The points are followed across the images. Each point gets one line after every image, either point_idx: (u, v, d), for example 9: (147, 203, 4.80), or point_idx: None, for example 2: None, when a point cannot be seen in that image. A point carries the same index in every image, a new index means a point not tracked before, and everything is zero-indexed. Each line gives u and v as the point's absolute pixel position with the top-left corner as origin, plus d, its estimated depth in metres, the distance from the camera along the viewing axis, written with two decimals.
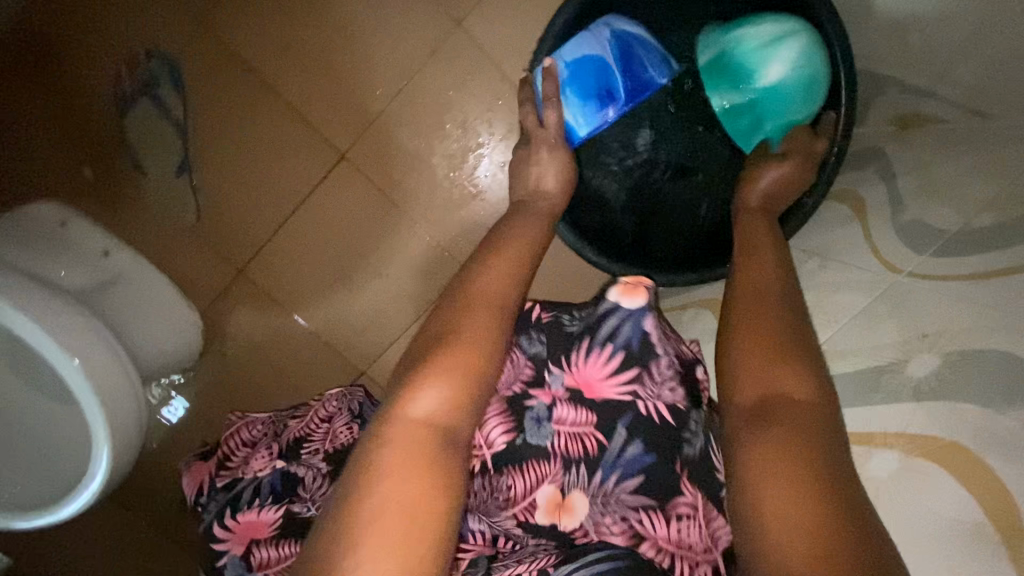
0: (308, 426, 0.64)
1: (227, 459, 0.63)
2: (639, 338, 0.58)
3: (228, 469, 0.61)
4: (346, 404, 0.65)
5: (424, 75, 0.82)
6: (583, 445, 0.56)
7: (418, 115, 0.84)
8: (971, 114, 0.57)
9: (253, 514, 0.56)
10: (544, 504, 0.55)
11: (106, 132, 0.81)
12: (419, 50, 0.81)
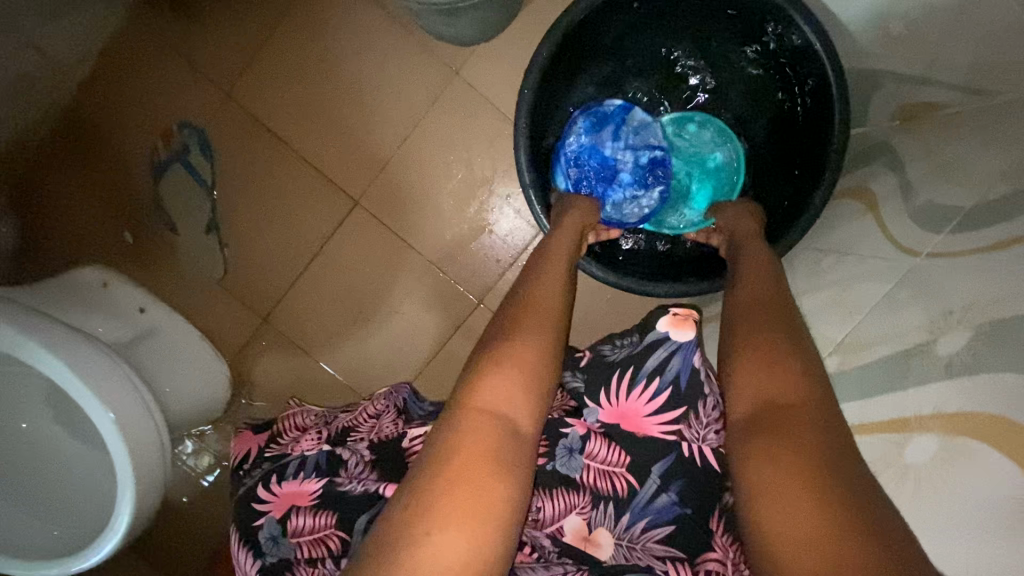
0: (356, 420, 0.65)
1: (278, 437, 0.65)
2: (686, 374, 0.54)
3: (281, 447, 0.64)
4: (393, 402, 0.67)
5: (428, 130, 0.87)
6: (614, 483, 0.53)
7: (426, 167, 0.88)
8: (972, 93, 0.55)
9: (297, 486, 0.58)
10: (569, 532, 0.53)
11: (146, 201, 0.89)
12: (422, 101, 0.87)
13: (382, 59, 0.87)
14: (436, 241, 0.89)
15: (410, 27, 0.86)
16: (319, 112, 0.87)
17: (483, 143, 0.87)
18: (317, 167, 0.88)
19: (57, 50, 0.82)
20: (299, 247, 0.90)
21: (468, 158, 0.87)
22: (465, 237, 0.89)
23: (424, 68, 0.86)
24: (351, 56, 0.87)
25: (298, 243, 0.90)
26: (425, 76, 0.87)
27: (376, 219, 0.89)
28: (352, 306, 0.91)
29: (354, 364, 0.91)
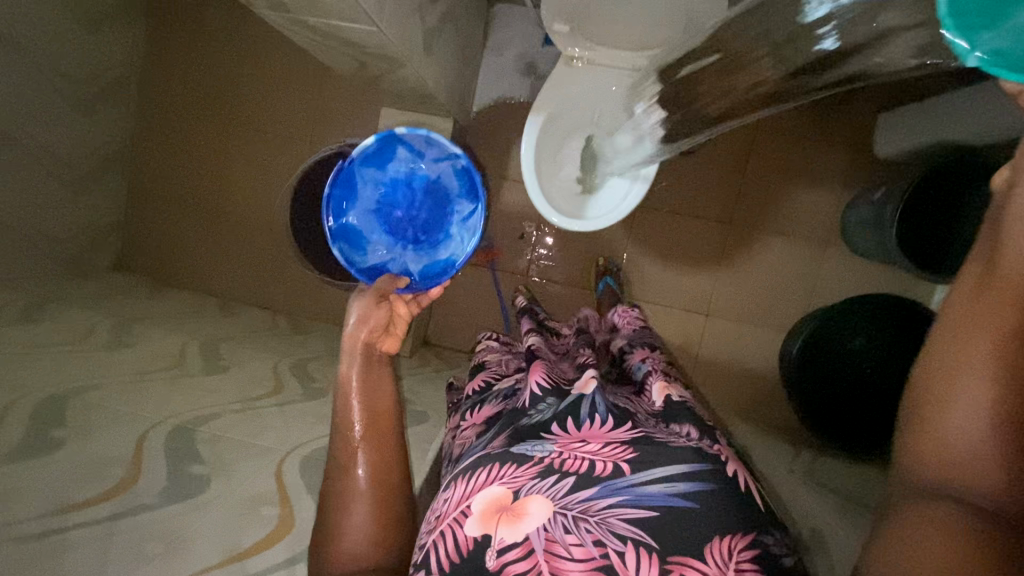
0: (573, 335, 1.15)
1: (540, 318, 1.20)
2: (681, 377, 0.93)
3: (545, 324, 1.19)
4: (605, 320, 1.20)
5: (777, 241, 1.47)
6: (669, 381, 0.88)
7: (758, 258, 1.48)
8: None
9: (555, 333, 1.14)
10: (656, 389, 0.82)
11: None
12: (811, 226, 1.45)
13: (803, 194, 1.45)
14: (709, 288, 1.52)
15: (831, 204, 1.44)
16: (766, 174, 1.45)
17: (803, 262, 1.46)
18: (738, 190, 1.47)
19: None
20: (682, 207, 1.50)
21: (767, 282, 1.49)
22: (737, 285, 1.50)
23: (808, 220, 1.45)
24: (804, 178, 1.44)
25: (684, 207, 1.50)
26: (821, 217, 1.44)
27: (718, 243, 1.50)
28: (660, 254, 1.52)
29: (639, 262, 1.52)
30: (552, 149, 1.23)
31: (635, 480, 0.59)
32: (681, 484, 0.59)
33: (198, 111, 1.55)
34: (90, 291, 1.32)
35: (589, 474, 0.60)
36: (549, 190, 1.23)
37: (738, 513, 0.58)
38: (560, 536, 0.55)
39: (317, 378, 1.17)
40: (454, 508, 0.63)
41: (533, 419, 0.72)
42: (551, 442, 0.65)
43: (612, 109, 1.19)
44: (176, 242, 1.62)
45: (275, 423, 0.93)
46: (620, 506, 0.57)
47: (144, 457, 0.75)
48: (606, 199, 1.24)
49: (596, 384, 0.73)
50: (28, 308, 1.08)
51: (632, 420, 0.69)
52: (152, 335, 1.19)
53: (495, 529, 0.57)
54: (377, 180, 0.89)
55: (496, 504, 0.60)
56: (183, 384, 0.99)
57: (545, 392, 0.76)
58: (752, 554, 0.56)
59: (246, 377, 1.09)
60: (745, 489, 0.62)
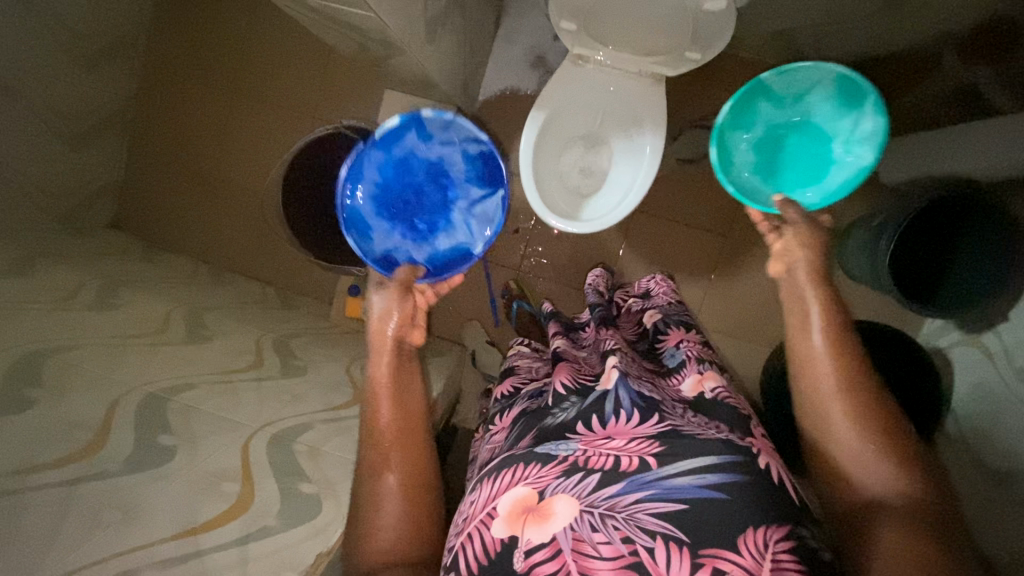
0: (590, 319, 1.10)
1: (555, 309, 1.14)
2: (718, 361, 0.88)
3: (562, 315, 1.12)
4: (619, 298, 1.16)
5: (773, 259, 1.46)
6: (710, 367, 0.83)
7: (752, 273, 1.48)
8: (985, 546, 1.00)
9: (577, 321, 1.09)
10: (688, 383, 0.77)
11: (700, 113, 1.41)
12: None
13: None
14: (700, 299, 1.51)
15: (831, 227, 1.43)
16: None
17: None
18: (738, 203, 1.45)
19: (769, 57, 1.36)
20: (681, 215, 1.48)
21: (758, 298, 1.48)
22: (729, 297, 1.49)
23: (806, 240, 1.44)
24: None
25: (682, 215, 1.48)
26: None
27: (714, 255, 1.49)
28: (656, 262, 1.51)
29: (633, 267, 1.52)
30: (553, 147, 1.22)
31: (661, 474, 0.58)
32: (711, 475, 0.57)
33: (205, 77, 1.54)
34: (83, 250, 1.32)
35: (615, 470, 0.59)
36: (548, 189, 1.21)
37: (771, 502, 0.56)
38: (588, 534, 0.55)
39: (299, 355, 1.19)
40: (481, 510, 0.63)
41: (558, 418, 0.70)
42: (575, 439, 0.64)
43: (617, 110, 1.19)
44: (172, 207, 1.63)
45: (251, 399, 0.94)
46: (648, 501, 0.56)
47: (113, 425, 0.75)
48: (599, 200, 1.23)
49: (620, 375, 0.69)
50: (18, 262, 1.08)
51: (659, 413, 0.66)
52: (139, 299, 1.20)
53: (522, 531, 0.57)
54: (386, 161, 1.01)
55: (522, 505, 0.59)
56: (163, 352, 1.00)
57: (568, 392, 0.73)
58: (789, 546, 0.53)
59: (227, 350, 1.10)
60: (778, 482, 0.59)
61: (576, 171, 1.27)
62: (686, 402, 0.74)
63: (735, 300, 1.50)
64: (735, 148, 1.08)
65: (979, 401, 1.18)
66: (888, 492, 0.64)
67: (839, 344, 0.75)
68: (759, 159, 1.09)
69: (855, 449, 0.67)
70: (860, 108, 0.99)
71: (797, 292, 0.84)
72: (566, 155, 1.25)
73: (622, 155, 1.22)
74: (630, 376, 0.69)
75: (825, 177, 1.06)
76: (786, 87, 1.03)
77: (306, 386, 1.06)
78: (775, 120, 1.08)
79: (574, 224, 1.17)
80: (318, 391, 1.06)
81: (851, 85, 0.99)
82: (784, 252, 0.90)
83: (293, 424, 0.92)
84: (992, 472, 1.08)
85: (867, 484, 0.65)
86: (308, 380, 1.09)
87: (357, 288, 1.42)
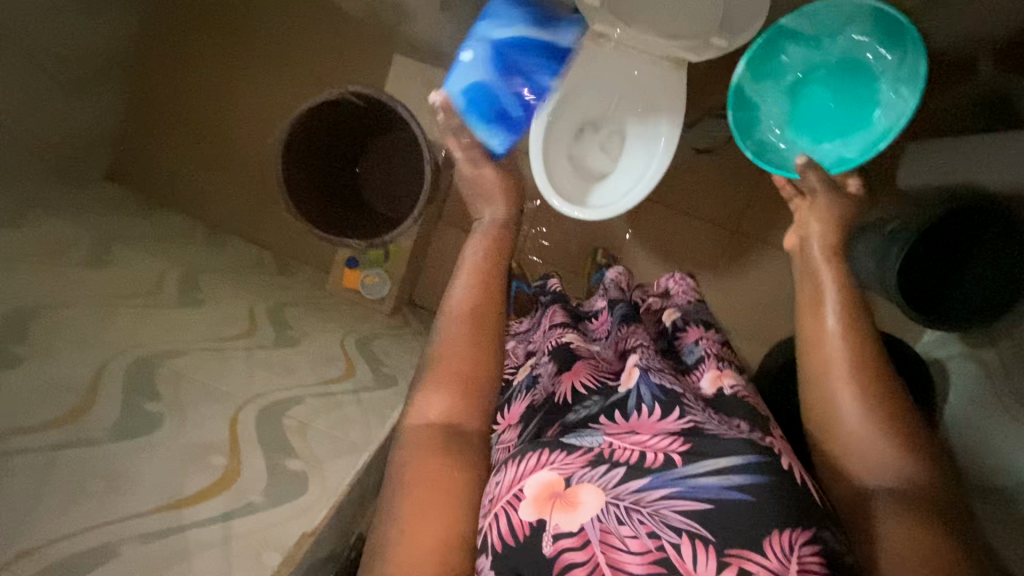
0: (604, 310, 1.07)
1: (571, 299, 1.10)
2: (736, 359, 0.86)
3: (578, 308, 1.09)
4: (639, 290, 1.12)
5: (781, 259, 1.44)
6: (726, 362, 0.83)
7: (759, 271, 1.45)
8: None
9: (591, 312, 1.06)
10: (707, 379, 0.76)
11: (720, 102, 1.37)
12: None
13: None
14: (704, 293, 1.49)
15: None
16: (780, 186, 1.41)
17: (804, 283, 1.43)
18: (750, 198, 1.42)
19: None
20: (691, 207, 1.45)
21: (764, 294, 1.46)
22: (730, 293, 1.48)
23: None
24: None
25: (692, 207, 1.45)
26: None
27: (721, 250, 1.46)
28: (662, 251, 1.48)
29: (637, 256, 1.49)
30: (568, 123, 1.17)
31: (685, 472, 0.56)
32: (735, 476, 0.54)
33: (210, 31, 1.48)
34: (78, 202, 1.29)
35: (639, 464, 0.58)
36: (557, 169, 1.18)
37: (801, 503, 0.54)
38: (614, 527, 0.54)
39: (294, 325, 1.17)
40: (507, 492, 0.61)
41: (579, 414, 0.70)
42: (600, 432, 0.64)
43: (636, 91, 1.13)
44: (171, 164, 1.59)
45: (242, 369, 0.92)
46: (673, 497, 0.54)
47: (102, 388, 0.75)
48: (609, 188, 1.19)
49: (640, 374, 0.70)
50: (10, 210, 1.05)
51: (680, 408, 0.64)
52: (133, 257, 1.18)
53: (550, 515, 0.56)
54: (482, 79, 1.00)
55: (549, 491, 0.58)
56: (155, 315, 0.99)
57: (589, 392, 0.73)
58: (815, 550, 0.51)
59: (220, 315, 1.09)
60: (804, 485, 0.56)
61: (585, 155, 1.21)
62: (704, 398, 0.72)
63: (739, 296, 1.47)
64: (763, 103, 1.06)
65: (974, 414, 1.18)
66: (891, 482, 0.65)
67: (851, 325, 0.75)
68: (792, 109, 1.07)
69: (862, 437, 0.68)
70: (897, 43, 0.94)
71: (813, 273, 0.83)
72: (579, 133, 1.20)
73: (637, 138, 1.17)
74: (651, 372, 0.70)
75: (859, 127, 1.01)
76: (817, 28, 0.97)
77: (299, 357, 1.05)
78: (807, 66, 1.03)
79: (581, 209, 1.15)
80: (312, 362, 1.05)
81: (889, 20, 0.94)
82: (802, 223, 0.91)
83: (285, 396, 0.91)
84: (982, 486, 1.08)
85: (869, 476, 0.66)
86: (302, 352, 1.07)
87: (354, 260, 1.39)
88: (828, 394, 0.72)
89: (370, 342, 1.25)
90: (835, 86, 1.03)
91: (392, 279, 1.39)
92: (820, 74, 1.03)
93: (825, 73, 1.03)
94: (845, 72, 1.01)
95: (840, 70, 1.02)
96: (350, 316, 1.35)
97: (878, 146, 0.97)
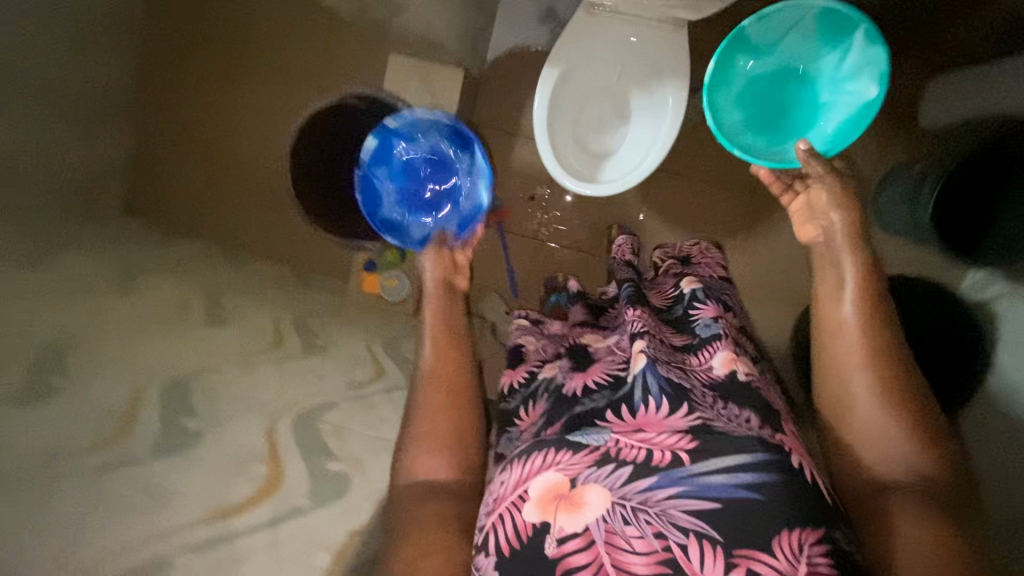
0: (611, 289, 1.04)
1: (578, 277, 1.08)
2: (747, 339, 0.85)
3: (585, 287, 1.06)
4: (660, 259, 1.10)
5: None
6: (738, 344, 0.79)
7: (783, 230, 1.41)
8: None
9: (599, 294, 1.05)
10: (719, 362, 0.72)
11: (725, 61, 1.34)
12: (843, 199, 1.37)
13: None
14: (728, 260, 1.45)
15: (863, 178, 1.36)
16: None
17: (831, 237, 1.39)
18: None
19: None
20: (705, 173, 1.42)
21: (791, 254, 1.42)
22: (755, 257, 1.43)
23: None
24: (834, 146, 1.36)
25: (706, 173, 1.42)
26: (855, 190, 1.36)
27: (741, 213, 1.42)
28: (680, 222, 1.45)
29: (655, 229, 1.46)
30: (571, 102, 1.16)
31: (693, 469, 0.55)
32: (743, 474, 0.54)
33: (208, 56, 1.50)
34: (99, 237, 1.32)
35: (647, 463, 0.56)
36: (563, 149, 1.16)
37: (807, 500, 0.53)
38: (619, 527, 0.53)
39: (319, 334, 1.17)
40: (512, 491, 0.59)
41: (586, 407, 0.69)
42: (607, 430, 0.62)
43: (635, 61, 1.12)
44: (184, 189, 1.61)
45: (273, 379, 0.93)
46: (680, 497, 0.53)
47: (140, 408, 0.76)
48: (620, 163, 1.17)
49: (646, 362, 0.67)
50: (35, 249, 1.07)
51: (688, 402, 0.63)
52: (157, 283, 1.20)
53: (555, 517, 0.54)
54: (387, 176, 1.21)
55: (554, 492, 0.56)
56: (183, 336, 1.00)
57: (598, 386, 0.72)
58: (824, 550, 0.51)
59: (246, 331, 1.10)
60: (812, 482, 0.56)
61: (590, 133, 1.19)
62: (714, 381, 0.70)
63: (764, 258, 1.43)
64: (725, 109, 1.03)
65: None
66: (908, 477, 0.66)
67: (869, 314, 0.77)
68: (747, 116, 1.04)
69: (875, 428, 0.70)
70: (847, 40, 0.96)
71: (835, 256, 0.84)
72: (583, 111, 1.18)
73: (643, 110, 1.16)
74: (659, 362, 0.67)
75: (819, 123, 1.01)
76: (767, 37, 1.00)
77: (328, 363, 1.05)
78: (758, 72, 1.03)
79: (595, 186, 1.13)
80: (342, 367, 1.05)
81: (838, 18, 0.96)
82: (822, 211, 0.89)
83: (317, 403, 0.91)
84: None
85: (880, 467, 0.68)
86: (330, 358, 1.07)
87: (372, 263, 1.39)
88: (843, 365, 0.74)
89: (396, 344, 1.25)
90: (783, 87, 1.03)
91: (411, 280, 1.39)
92: (770, 76, 1.03)
93: (769, 76, 1.03)
94: (789, 73, 1.03)
95: (781, 74, 1.03)
96: (373, 320, 1.35)
97: (842, 140, 0.98)
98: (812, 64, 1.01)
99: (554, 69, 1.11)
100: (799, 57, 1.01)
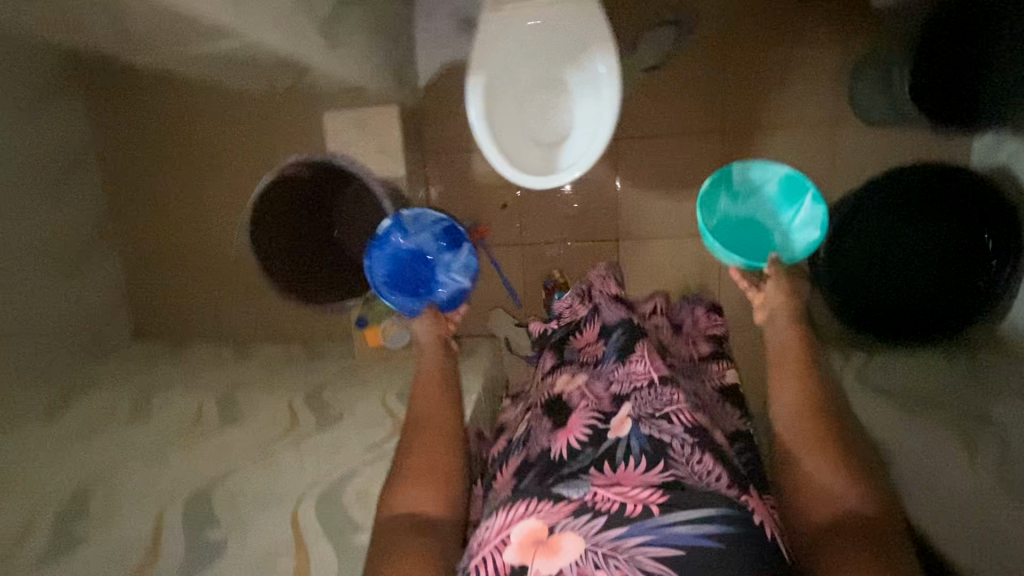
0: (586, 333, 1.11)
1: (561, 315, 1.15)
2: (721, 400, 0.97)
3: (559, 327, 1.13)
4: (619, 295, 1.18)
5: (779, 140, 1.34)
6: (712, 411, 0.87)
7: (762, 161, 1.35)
8: None
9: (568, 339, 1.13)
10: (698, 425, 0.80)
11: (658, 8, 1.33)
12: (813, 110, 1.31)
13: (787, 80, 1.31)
14: None
15: (827, 84, 1.30)
16: (746, 70, 1.32)
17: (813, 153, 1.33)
18: (720, 95, 1.34)
19: None
20: (666, 130, 1.37)
21: None
22: None
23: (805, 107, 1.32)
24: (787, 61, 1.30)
25: (668, 129, 1.37)
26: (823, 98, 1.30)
27: (715, 158, 1.37)
28: (657, 185, 1.40)
29: (635, 200, 1.42)
30: (506, 103, 1.13)
31: (663, 520, 0.61)
32: (708, 525, 0.60)
33: (164, 169, 1.54)
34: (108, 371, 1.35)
35: (619, 514, 0.63)
36: (515, 150, 1.12)
37: (759, 547, 0.59)
38: (592, 569, 0.58)
39: (332, 403, 1.17)
40: (495, 535, 0.66)
41: (572, 467, 0.75)
42: (587, 482, 0.69)
43: (555, 44, 1.10)
44: (177, 299, 1.63)
45: (291, 464, 0.92)
46: (647, 544, 0.59)
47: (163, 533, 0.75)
48: (576, 145, 1.12)
49: (631, 426, 0.75)
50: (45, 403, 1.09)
51: (664, 459, 0.71)
52: (169, 400, 1.21)
53: (533, 561, 0.61)
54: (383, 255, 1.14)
55: (532, 537, 0.63)
56: (199, 446, 1.00)
57: (582, 444, 0.78)
58: None
59: (260, 422, 1.10)
60: (770, 539, 0.61)
61: (537, 127, 1.15)
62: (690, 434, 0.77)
63: None
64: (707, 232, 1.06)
65: None
66: (862, 503, 0.67)
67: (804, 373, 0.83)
68: (726, 244, 1.05)
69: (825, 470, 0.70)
70: (800, 204, 1.05)
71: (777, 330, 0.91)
72: (522, 109, 1.15)
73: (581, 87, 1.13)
74: (641, 423, 0.75)
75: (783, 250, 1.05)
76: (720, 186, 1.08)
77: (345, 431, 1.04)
78: (724, 218, 1.09)
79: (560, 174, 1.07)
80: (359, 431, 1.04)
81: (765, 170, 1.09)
82: (765, 302, 0.96)
83: (340, 476, 0.89)
84: None
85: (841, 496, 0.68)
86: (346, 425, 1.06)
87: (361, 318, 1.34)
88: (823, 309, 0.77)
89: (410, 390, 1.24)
90: (749, 231, 1.08)
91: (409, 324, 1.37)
92: (735, 220, 1.09)
93: (737, 215, 1.09)
94: (752, 225, 1.08)
95: (744, 217, 1.08)
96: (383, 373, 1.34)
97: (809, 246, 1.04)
98: (767, 216, 1.07)
99: (478, 80, 1.10)
100: (754, 207, 1.08)
